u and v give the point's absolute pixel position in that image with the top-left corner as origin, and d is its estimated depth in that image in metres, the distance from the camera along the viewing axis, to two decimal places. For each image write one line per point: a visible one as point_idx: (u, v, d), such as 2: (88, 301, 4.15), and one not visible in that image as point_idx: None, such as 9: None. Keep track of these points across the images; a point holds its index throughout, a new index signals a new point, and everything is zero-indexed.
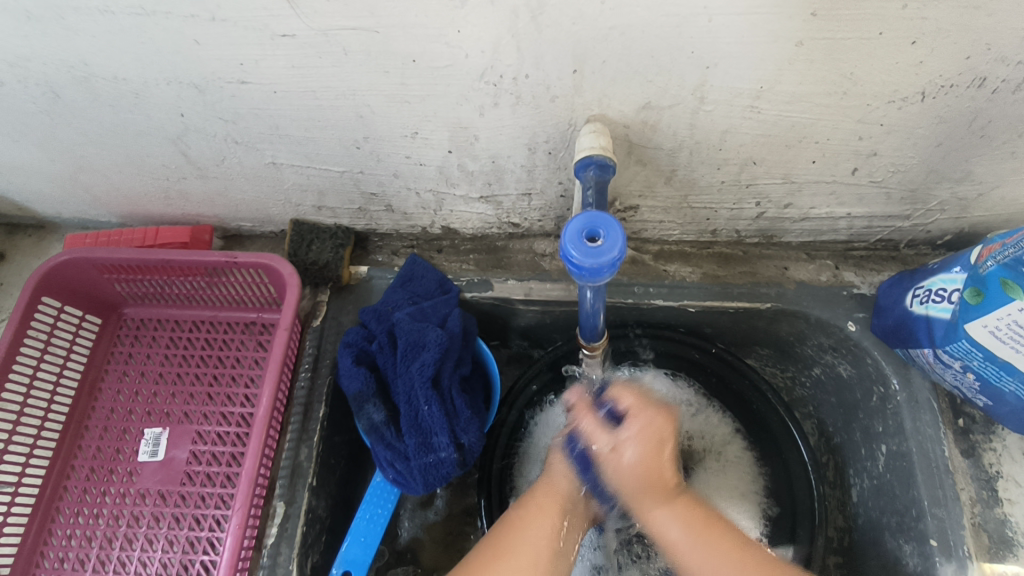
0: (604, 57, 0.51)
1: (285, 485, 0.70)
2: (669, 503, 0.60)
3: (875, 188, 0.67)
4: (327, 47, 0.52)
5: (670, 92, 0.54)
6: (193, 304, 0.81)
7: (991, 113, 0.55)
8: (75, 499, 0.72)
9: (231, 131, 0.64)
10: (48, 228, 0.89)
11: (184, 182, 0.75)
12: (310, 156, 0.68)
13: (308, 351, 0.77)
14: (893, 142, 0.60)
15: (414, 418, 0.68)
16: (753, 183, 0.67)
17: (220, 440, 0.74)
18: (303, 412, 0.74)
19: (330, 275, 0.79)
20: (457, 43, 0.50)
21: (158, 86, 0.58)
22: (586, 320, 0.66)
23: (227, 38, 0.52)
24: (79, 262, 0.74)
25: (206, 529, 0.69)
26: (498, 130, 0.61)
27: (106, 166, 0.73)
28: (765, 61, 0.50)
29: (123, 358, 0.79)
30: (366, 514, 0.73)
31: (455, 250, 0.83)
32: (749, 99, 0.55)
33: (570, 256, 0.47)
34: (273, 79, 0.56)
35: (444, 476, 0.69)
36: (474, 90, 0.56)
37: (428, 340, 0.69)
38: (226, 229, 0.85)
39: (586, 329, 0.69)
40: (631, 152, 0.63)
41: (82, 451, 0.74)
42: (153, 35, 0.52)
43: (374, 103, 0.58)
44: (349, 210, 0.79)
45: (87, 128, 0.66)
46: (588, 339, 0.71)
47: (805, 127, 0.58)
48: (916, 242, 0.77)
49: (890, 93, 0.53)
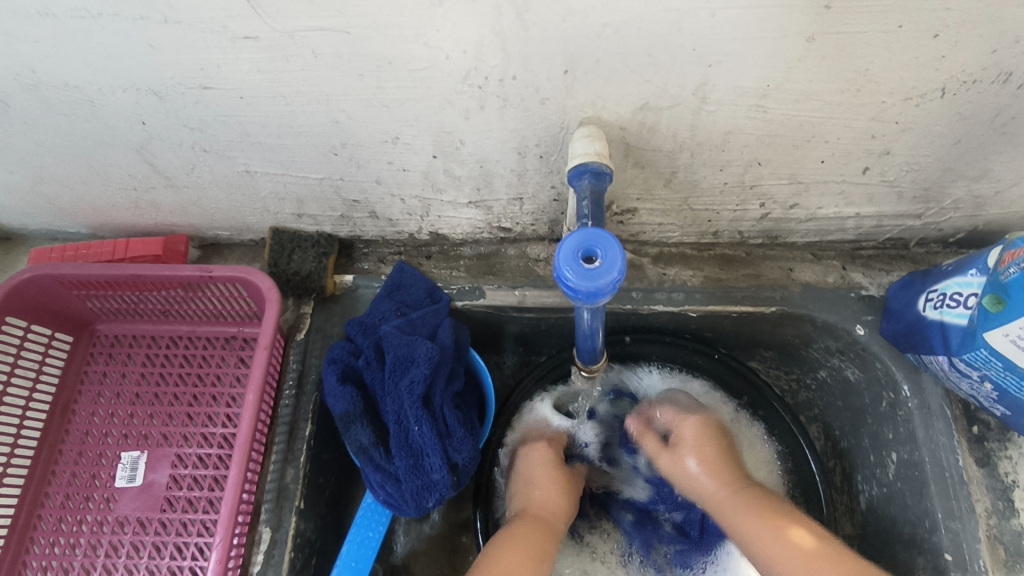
0: (596, 56, 0.47)
1: (271, 508, 0.68)
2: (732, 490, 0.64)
3: (886, 187, 0.63)
4: (294, 50, 0.48)
5: (669, 93, 0.50)
6: (170, 319, 0.77)
7: (1013, 109, 0.51)
8: (50, 528, 0.69)
9: (198, 139, 0.60)
10: (15, 240, 0.84)
11: (153, 192, 0.70)
12: (285, 164, 0.64)
13: (292, 366, 0.74)
14: (907, 140, 0.56)
15: (404, 437, 0.65)
16: (758, 184, 0.63)
17: (201, 463, 0.70)
18: (288, 431, 0.71)
19: (312, 285, 0.76)
20: (435, 44, 0.46)
21: (115, 92, 0.54)
22: (583, 341, 0.63)
23: (185, 42, 0.47)
24: (44, 279, 0.70)
25: (188, 558, 0.66)
26: (486, 133, 0.57)
27: (70, 176, 0.69)
28: (772, 58, 0.46)
29: (98, 377, 0.75)
30: (358, 537, 0.69)
31: (445, 256, 0.79)
32: (755, 98, 0.50)
33: (564, 277, 0.43)
34: (239, 84, 0.52)
35: (439, 499, 0.65)
36: (457, 93, 0.51)
37: (418, 356, 0.66)
38: (203, 239, 0.81)
39: (583, 349, 0.66)
40: (629, 155, 0.59)
41: (57, 478, 0.71)
42: (104, 39, 0.47)
43: (350, 108, 0.54)
44: (330, 217, 0.74)
45: (43, 137, 0.61)
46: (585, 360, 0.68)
47: (814, 126, 0.54)
48: (927, 240, 0.74)
49: (906, 90, 0.49)
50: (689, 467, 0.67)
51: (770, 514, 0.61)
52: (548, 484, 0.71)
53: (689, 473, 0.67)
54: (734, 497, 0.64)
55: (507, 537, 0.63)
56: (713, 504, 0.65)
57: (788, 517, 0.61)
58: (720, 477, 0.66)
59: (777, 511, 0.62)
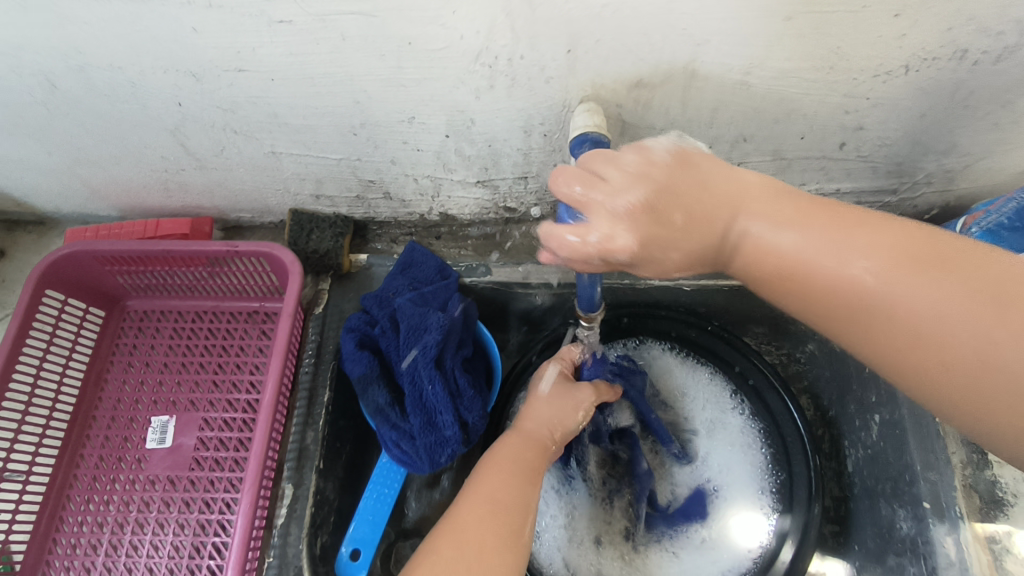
0: (596, 36, 0.52)
1: (292, 467, 0.73)
2: (804, 212, 0.38)
3: (863, 162, 0.68)
4: (324, 32, 0.53)
5: (662, 70, 0.56)
6: (195, 294, 0.82)
7: (973, 85, 0.56)
8: (85, 487, 0.73)
9: (229, 120, 0.65)
10: (49, 224, 0.89)
11: (183, 173, 0.76)
12: (308, 144, 0.69)
13: (311, 338, 0.79)
14: (878, 115, 0.61)
15: (419, 396, 0.69)
16: (744, 161, 0.69)
17: (226, 427, 0.75)
18: (308, 397, 0.76)
19: (330, 263, 0.81)
20: (451, 25, 0.51)
21: (156, 74, 0.59)
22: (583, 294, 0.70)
23: (225, 25, 0.52)
24: (80, 255, 0.74)
25: (216, 512, 0.71)
26: (494, 111, 0.62)
27: (106, 158, 0.74)
28: (755, 37, 0.51)
29: (128, 349, 0.80)
30: (374, 493, 0.75)
31: (453, 236, 0.85)
32: (739, 75, 0.56)
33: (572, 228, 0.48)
34: (271, 66, 0.57)
35: (450, 455, 0.69)
36: (469, 72, 0.57)
37: (430, 324, 0.70)
38: (226, 221, 0.87)
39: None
40: (625, 132, 0.64)
41: (91, 441, 0.76)
42: (152, 23, 0.52)
43: (371, 88, 0.59)
44: (347, 198, 0.80)
45: (86, 119, 0.67)
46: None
47: (793, 101, 0.59)
48: (905, 217, 0.79)
49: (875, 67, 0.54)
50: (757, 230, 0.39)
51: (837, 227, 0.37)
52: (539, 404, 0.70)
53: (749, 242, 0.39)
54: (780, 187, 0.40)
55: (497, 459, 0.63)
56: (708, 219, 0.40)
57: (864, 220, 0.38)
58: (837, 219, 0.38)
59: (933, 253, 0.36)
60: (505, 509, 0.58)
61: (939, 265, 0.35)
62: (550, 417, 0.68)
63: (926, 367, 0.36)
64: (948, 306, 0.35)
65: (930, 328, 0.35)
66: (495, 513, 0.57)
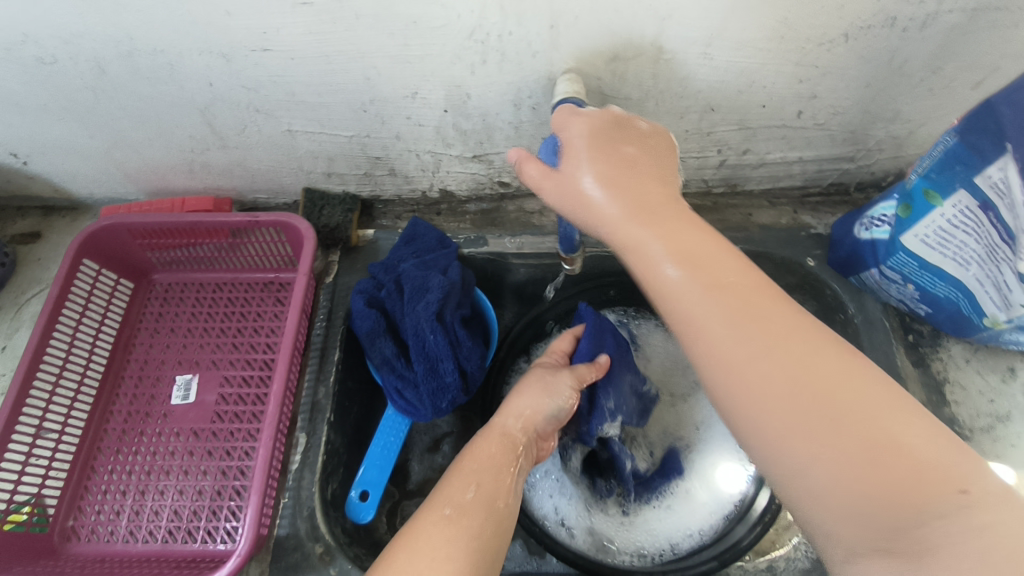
0: (575, 12, 0.60)
1: (306, 419, 0.78)
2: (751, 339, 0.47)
3: (820, 131, 0.76)
4: (341, 13, 0.61)
5: (633, 43, 0.63)
6: (217, 267, 0.89)
7: (906, 52, 0.64)
8: (115, 439, 0.79)
9: (253, 99, 0.73)
10: (81, 209, 0.97)
11: (208, 154, 0.84)
12: (322, 121, 0.77)
13: (323, 304, 0.85)
14: (828, 84, 0.69)
15: (421, 347, 0.75)
16: (713, 131, 0.77)
17: (245, 383, 0.81)
18: (320, 355, 0.82)
19: (340, 236, 0.89)
20: (451, 5, 0.59)
21: (192, 56, 0.67)
22: (566, 234, 0.73)
23: (256, 8, 0.60)
24: (116, 227, 0.82)
25: (236, 459, 0.77)
26: (488, 85, 0.70)
27: (139, 141, 0.82)
28: (711, 11, 0.59)
29: (154, 317, 0.87)
30: (381, 441, 0.83)
31: (453, 211, 0.93)
32: (701, 47, 0.64)
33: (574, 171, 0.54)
34: (293, 46, 0.65)
35: (451, 400, 0.77)
36: (465, 48, 0.65)
37: (432, 284, 0.77)
38: (244, 202, 0.95)
39: (565, 241, 0.75)
40: (605, 104, 0.72)
41: (120, 398, 0.82)
42: (194, 7, 0.61)
43: (380, 65, 0.68)
44: (356, 176, 0.88)
45: (126, 102, 0.75)
46: (568, 253, 0.78)
47: (751, 71, 0.67)
48: (864, 185, 0.87)
49: (818, 36, 0.62)
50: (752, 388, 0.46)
51: (800, 382, 0.44)
52: (524, 396, 0.69)
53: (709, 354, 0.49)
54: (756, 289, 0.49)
55: (467, 458, 0.62)
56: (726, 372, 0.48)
57: (796, 340, 0.46)
58: (771, 331, 0.47)
59: (799, 363, 0.45)
60: (464, 514, 0.55)
61: (841, 393, 0.44)
62: (524, 407, 0.68)
63: (950, 506, 0.39)
64: (922, 431, 0.42)
65: (921, 458, 0.40)
66: (451, 519, 0.54)
